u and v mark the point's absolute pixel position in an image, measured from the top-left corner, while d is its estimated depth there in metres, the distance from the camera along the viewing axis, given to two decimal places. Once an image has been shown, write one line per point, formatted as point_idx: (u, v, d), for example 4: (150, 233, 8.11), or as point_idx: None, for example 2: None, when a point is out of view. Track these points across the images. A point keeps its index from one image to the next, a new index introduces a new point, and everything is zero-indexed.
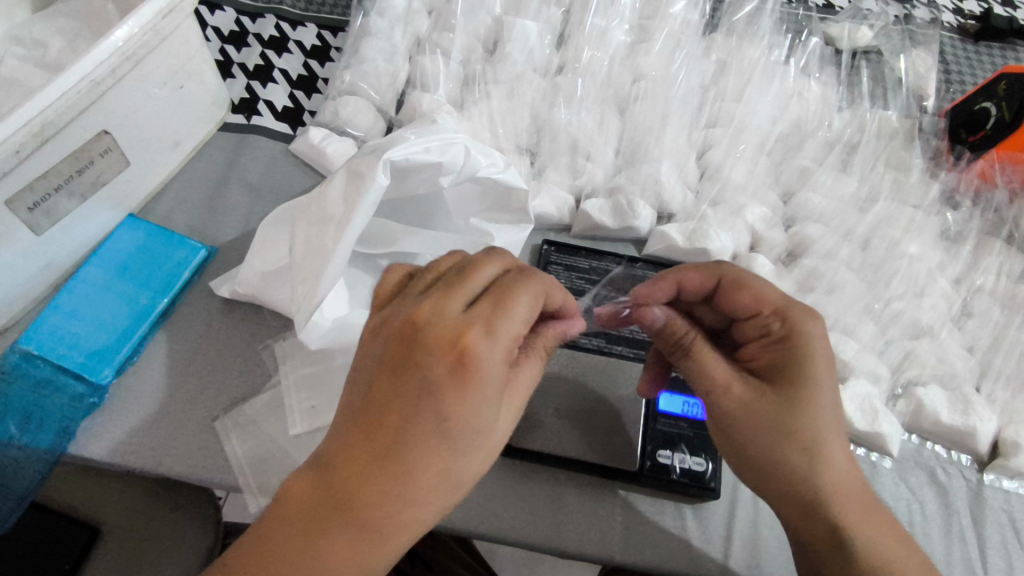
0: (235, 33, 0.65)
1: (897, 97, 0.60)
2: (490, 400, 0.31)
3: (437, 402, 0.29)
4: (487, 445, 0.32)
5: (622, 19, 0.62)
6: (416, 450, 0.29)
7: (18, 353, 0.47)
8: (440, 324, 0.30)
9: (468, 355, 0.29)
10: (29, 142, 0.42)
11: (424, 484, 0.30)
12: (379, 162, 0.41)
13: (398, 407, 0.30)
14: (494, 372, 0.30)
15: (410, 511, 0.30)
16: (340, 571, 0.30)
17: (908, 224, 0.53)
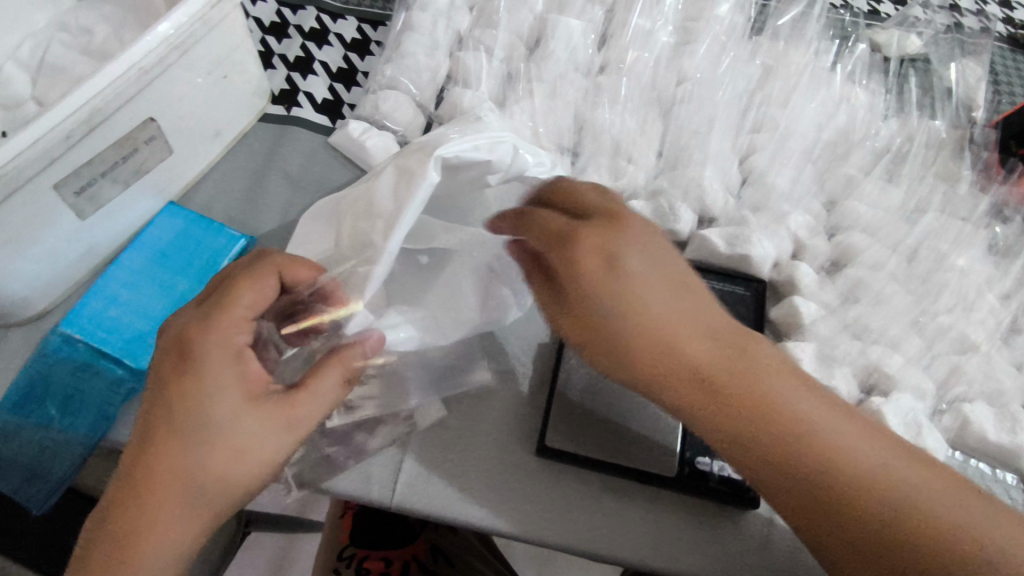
0: (276, 24, 0.65)
1: (945, 108, 0.59)
2: (229, 392, 0.36)
3: (200, 374, 0.35)
4: (233, 444, 0.35)
5: (667, 20, 0.61)
6: (170, 447, 0.34)
7: (59, 335, 0.47)
8: (187, 330, 0.37)
9: (198, 353, 0.36)
10: (78, 128, 0.42)
11: (174, 450, 0.34)
12: (431, 159, 0.41)
13: (175, 388, 0.35)
14: (213, 342, 0.36)
15: (181, 472, 0.34)
16: (134, 509, 0.33)
17: (956, 238, 0.52)
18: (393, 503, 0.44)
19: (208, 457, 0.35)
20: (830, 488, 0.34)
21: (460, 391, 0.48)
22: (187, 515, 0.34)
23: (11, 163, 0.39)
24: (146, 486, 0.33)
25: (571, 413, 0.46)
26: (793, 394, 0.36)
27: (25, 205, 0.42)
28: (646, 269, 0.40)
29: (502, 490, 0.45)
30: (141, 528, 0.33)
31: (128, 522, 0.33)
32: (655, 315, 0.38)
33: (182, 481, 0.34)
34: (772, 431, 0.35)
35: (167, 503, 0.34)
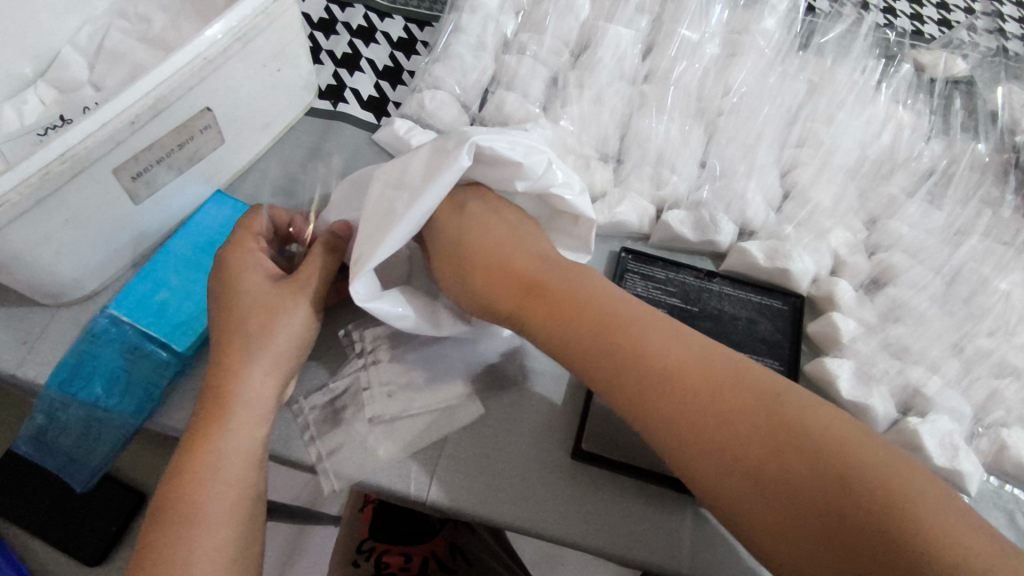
0: (325, 20, 0.66)
1: (989, 131, 0.59)
2: (252, 275, 0.44)
3: (233, 268, 0.44)
4: (262, 305, 0.43)
5: (713, 33, 0.61)
6: (225, 328, 0.42)
7: (107, 317, 0.48)
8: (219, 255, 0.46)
9: (226, 257, 0.45)
10: (144, 113, 0.43)
11: (233, 341, 0.41)
12: (465, 143, 0.42)
13: (221, 299, 0.43)
14: (238, 247, 0.45)
15: (238, 357, 0.41)
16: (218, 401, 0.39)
17: (998, 262, 0.52)
18: (429, 498, 0.44)
19: (252, 319, 0.42)
20: (720, 432, 0.34)
21: (499, 391, 0.49)
22: (258, 367, 0.41)
23: (81, 144, 0.41)
24: (217, 374, 0.40)
25: (610, 419, 0.47)
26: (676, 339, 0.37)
27: (87, 187, 0.43)
28: (497, 226, 0.43)
29: (536, 491, 0.45)
30: (230, 386, 0.40)
31: (219, 389, 0.40)
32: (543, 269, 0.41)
33: (242, 342, 0.41)
34: (659, 379, 0.36)
35: (241, 357, 0.41)
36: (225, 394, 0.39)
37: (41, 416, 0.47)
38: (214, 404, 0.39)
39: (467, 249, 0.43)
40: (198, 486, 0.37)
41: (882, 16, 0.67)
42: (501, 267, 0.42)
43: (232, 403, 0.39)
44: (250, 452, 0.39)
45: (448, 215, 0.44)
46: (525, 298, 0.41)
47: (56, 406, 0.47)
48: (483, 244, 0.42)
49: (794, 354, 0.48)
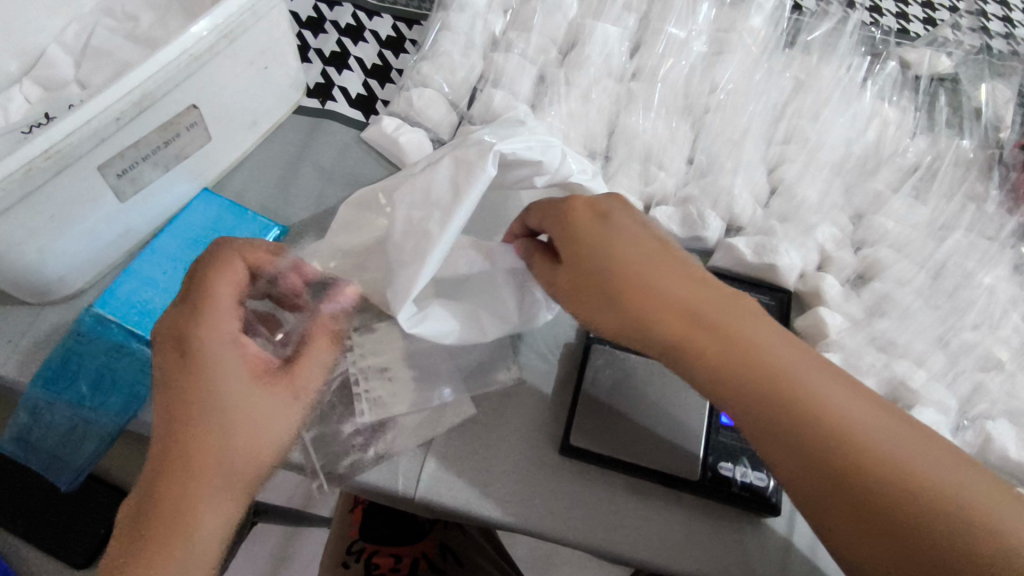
0: (313, 19, 0.66)
1: (974, 128, 0.59)
2: (236, 376, 0.39)
3: (209, 333, 0.38)
4: (251, 419, 0.39)
5: (700, 31, 0.61)
6: (202, 430, 0.37)
7: (93, 315, 0.48)
8: (178, 328, 0.38)
9: (198, 346, 0.38)
10: (129, 110, 0.43)
11: (212, 419, 0.38)
12: (490, 153, 0.42)
13: (190, 364, 0.38)
14: (218, 308, 0.39)
15: (222, 438, 0.38)
16: (193, 481, 0.36)
17: (982, 257, 0.53)
18: (417, 494, 0.45)
19: (238, 432, 0.38)
20: (858, 475, 0.33)
21: (488, 388, 0.49)
22: (226, 486, 0.38)
23: (65, 140, 0.41)
24: (197, 451, 0.37)
25: (598, 415, 0.47)
26: (818, 376, 0.36)
27: (71, 184, 0.43)
28: (629, 235, 0.41)
29: (525, 486, 0.45)
30: (193, 506, 0.36)
31: (180, 505, 0.36)
32: (676, 285, 0.39)
33: (221, 458, 0.38)
34: (796, 415, 0.34)
35: (220, 438, 0.38)
36: (201, 475, 0.37)
37: (26, 414, 0.47)
38: (172, 526, 0.36)
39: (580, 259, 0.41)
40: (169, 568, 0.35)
41: (868, 15, 0.67)
42: (626, 283, 0.39)
43: (190, 531, 0.36)
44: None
45: (584, 219, 0.41)
46: (645, 317, 0.39)
47: (41, 404, 0.47)
48: (602, 253, 0.40)
49: None
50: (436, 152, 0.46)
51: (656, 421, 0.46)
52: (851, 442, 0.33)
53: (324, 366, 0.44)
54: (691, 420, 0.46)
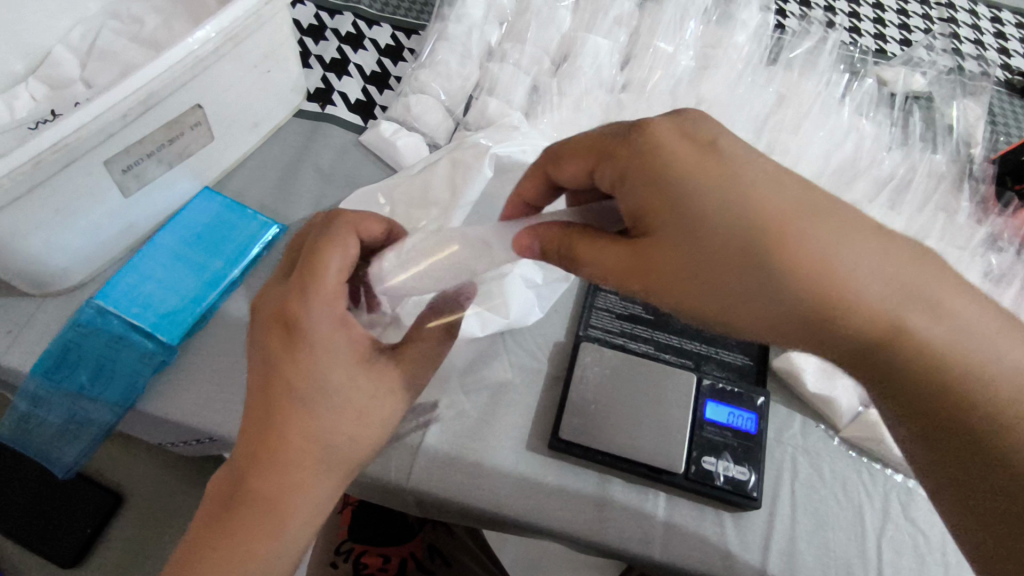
0: (314, 26, 0.67)
1: (946, 143, 0.63)
2: (341, 367, 0.37)
3: (304, 326, 0.36)
4: (351, 409, 0.37)
5: (687, 46, 0.64)
6: (301, 424, 0.36)
7: (93, 308, 0.49)
8: (285, 310, 0.37)
9: (312, 333, 0.36)
10: (137, 107, 0.44)
11: (306, 413, 0.36)
12: (486, 154, 0.47)
13: (287, 357, 0.36)
14: (311, 303, 0.37)
15: (317, 432, 0.36)
16: (285, 471, 0.35)
17: (954, 263, 0.55)
18: (409, 484, 0.46)
19: (338, 424, 0.37)
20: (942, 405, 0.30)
21: (479, 383, 0.50)
22: (325, 479, 0.37)
23: (74, 134, 0.42)
24: (290, 443, 0.36)
25: (586, 410, 0.48)
26: (923, 283, 0.30)
27: (77, 177, 0.44)
28: (749, 152, 0.33)
29: (516, 478, 0.47)
30: (289, 499, 0.36)
31: (275, 497, 0.35)
32: (768, 192, 0.32)
33: (318, 450, 0.36)
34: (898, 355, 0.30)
35: (315, 432, 0.36)
36: (290, 467, 0.36)
37: (25, 403, 0.48)
38: (268, 510, 0.35)
39: (645, 205, 0.33)
40: (258, 551, 0.35)
41: (847, 35, 0.70)
42: (696, 206, 0.32)
43: (285, 514, 0.36)
44: (282, 560, 0.36)
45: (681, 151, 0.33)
46: (729, 246, 0.31)
47: (40, 395, 0.47)
48: (667, 180, 0.33)
49: (762, 349, 0.53)
50: (434, 156, 0.50)
51: (643, 416, 0.48)
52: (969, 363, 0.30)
53: (424, 357, 0.42)
54: (676, 414, 0.48)
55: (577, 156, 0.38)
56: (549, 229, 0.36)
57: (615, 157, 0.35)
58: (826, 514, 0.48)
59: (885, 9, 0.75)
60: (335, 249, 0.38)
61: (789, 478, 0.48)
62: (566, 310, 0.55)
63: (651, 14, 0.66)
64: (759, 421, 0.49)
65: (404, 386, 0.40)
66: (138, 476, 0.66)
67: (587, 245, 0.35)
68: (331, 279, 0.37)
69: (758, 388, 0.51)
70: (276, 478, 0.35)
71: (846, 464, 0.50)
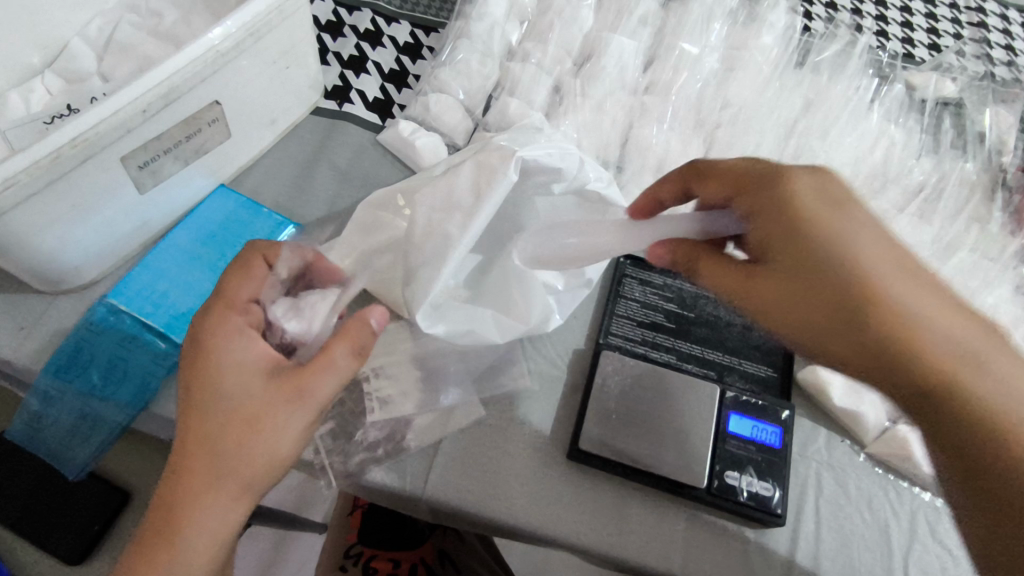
0: (332, 23, 0.67)
1: (977, 152, 0.61)
2: (234, 373, 0.38)
3: (199, 339, 0.38)
4: (240, 416, 0.37)
5: (712, 48, 0.63)
6: (195, 427, 0.37)
7: (105, 306, 0.48)
8: (194, 329, 0.39)
9: (206, 338, 0.38)
10: (156, 102, 0.44)
11: (204, 424, 0.37)
12: (512, 158, 0.43)
13: (189, 372, 0.38)
14: (211, 320, 0.39)
15: (212, 445, 0.36)
16: (185, 483, 0.36)
17: (985, 277, 0.54)
18: (425, 493, 0.45)
19: (227, 435, 0.37)
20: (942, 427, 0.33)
21: (497, 391, 0.49)
22: (220, 492, 0.36)
23: (92, 129, 0.41)
24: (187, 455, 0.36)
25: (607, 420, 0.47)
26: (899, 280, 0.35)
27: (94, 173, 0.43)
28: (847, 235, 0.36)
29: (534, 489, 0.46)
30: (182, 510, 0.36)
31: (173, 503, 0.36)
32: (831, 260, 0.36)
33: (214, 455, 0.36)
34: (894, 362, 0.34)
35: (209, 444, 0.36)
36: (187, 480, 0.36)
37: (36, 402, 0.47)
38: (165, 522, 0.36)
39: (765, 234, 0.38)
40: (158, 564, 0.35)
41: (875, 39, 0.69)
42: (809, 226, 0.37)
43: (181, 528, 0.35)
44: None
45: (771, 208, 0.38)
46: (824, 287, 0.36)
47: (51, 395, 0.47)
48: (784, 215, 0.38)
49: (787, 361, 0.51)
50: (456, 157, 0.48)
51: (665, 427, 0.47)
52: (938, 370, 0.33)
53: (335, 376, 0.39)
54: (699, 426, 0.47)
55: (717, 180, 0.42)
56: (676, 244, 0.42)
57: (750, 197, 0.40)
58: (851, 532, 0.46)
59: (914, 12, 0.73)
60: (241, 274, 0.42)
61: (814, 494, 0.47)
62: (586, 317, 0.54)
63: (676, 14, 0.64)
64: (784, 436, 0.47)
65: (310, 402, 0.38)
66: (145, 473, 0.65)
67: (710, 264, 0.41)
68: (235, 300, 0.41)
69: (782, 400, 0.49)
70: (178, 491, 0.36)
71: (872, 481, 0.48)
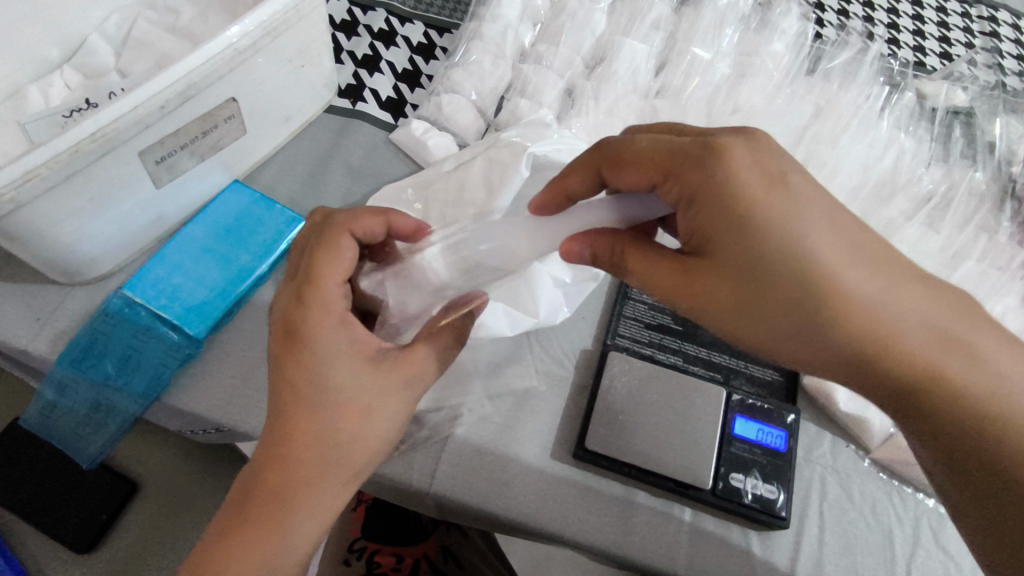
0: (347, 22, 0.67)
1: (986, 161, 0.61)
2: (344, 365, 0.37)
3: (306, 335, 0.36)
4: (355, 406, 0.37)
5: (724, 53, 0.63)
6: (304, 423, 0.36)
7: (121, 298, 0.49)
8: (287, 315, 0.37)
9: (308, 332, 0.36)
10: (174, 98, 0.44)
11: (315, 419, 0.36)
12: (524, 154, 0.45)
13: (293, 366, 0.36)
14: (316, 315, 0.37)
15: (328, 435, 0.36)
16: (300, 472, 0.36)
17: (993, 286, 0.54)
18: (431, 488, 0.45)
19: (346, 424, 0.37)
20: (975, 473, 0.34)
21: (504, 389, 0.49)
22: (331, 482, 0.37)
23: (113, 124, 0.42)
24: (299, 447, 0.36)
25: (613, 420, 0.47)
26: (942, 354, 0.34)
27: (112, 167, 0.44)
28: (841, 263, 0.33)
29: (539, 486, 0.46)
30: (296, 497, 0.36)
31: (283, 493, 0.35)
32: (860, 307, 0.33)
33: (327, 448, 0.36)
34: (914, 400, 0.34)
35: (324, 435, 0.36)
36: (300, 469, 0.36)
37: (52, 391, 0.48)
38: (277, 509, 0.35)
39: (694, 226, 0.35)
40: (270, 550, 0.35)
41: (887, 47, 0.69)
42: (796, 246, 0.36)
43: (297, 513, 0.36)
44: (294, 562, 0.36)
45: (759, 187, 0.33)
46: (784, 287, 0.33)
47: (66, 383, 0.48)
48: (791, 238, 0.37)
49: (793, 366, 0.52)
50: (466, 154, 0.48)
51: (671, 426, 0.47)
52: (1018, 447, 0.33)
53: (432, 360, 0.41)
54: (705, 427, 0.47)
55: (641, 159, 0.36)
56: (598, 239, 0.37)
57: (688, 180, 0.34)
58: (855, 537, 0.47)
59: (926, 20, 0.73)
60: (332, 252, 0.39)
61: (817, 498, 0.47)
62: (593, 316, 0.54)
63: (688, 19, 0.65)
64: (789, 439, 0.48)
65: (411, 386, 0.39)
66: (152, 464, 0.66)
67: (639, 260, 0.37)
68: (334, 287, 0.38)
69: (787, 404, 0.50)
70: (288, 479, 0.36)
71: (876, 487, 0.49)
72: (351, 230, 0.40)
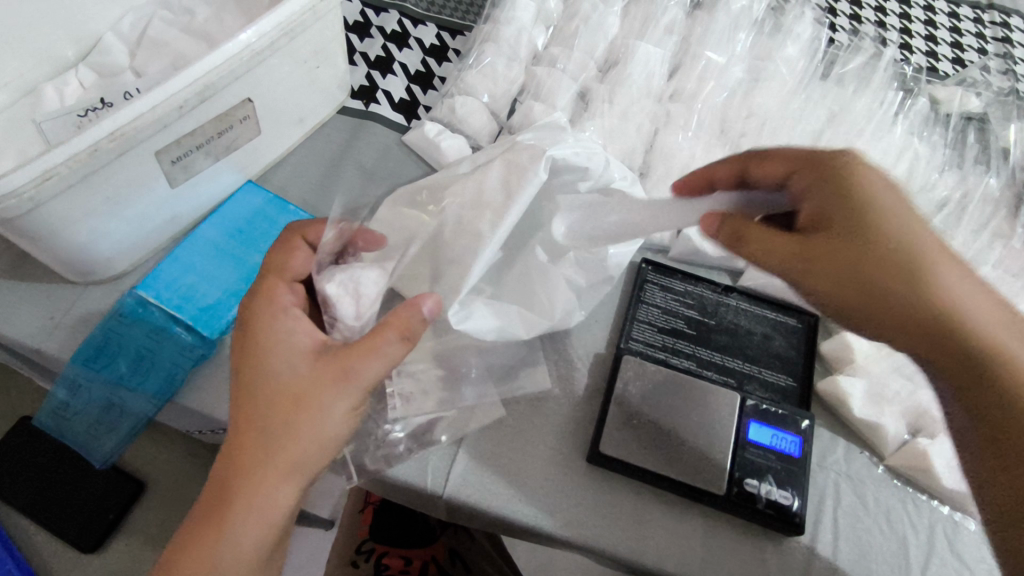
0: (360, 23, 0.67)
1: (1001, 167, 0.61)
2: (282, 353, 0.38)
3: (252, 327, 0.40)
4: (288, 394, 0.37)
5: (738, 57, 0.63)
6: (244, 411, 0.37)
7: (134, 298, 0.49)
8: (241, 313, 0.41)
9: (251, 319, 0.40)
10: (193, 98, 0.44)
11: (252, 408, 0.37)
12: (542, 157, 0.44)
13: (240, 357, 0.39)
14: (263, 306, 0.40)
15: (263, 426, 0.37)
16: (238, 467, 0.36)
17: (1007, 293, 0.54)
18: (445, 491, 0.45)
19: (277, 413, 0.37)
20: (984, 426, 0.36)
21: (517, 392, 0.49)
22: (268, 477, 0.36)
23: (131, 123, 0.42)
24: (238, 439, 0.37)
25: (627, 423, 0.47)
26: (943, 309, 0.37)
27: (129, 166, 0.44)
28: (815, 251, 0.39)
29: (552, 489, 0.46)
30: (235, 493, 0.36)
31: (225, 490, 0.36)
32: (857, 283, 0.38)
33: (262, 441, 0.37)
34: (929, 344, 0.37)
35: (260, 426, 0.37)
36: (241, 463, 0.36)
37: (64, 391, 0.48)
38: (217, 504, 0.36)
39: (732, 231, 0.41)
40: (209, 546, 0.36)
41: (900, 52, 0.69)
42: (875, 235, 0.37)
43: (237, 507, 0.36)
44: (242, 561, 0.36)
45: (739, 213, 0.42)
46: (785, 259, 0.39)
47: (78, 382, 0.48)
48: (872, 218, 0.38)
49: (807, 371, 0.52)
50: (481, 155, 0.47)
51: (685, 431, 0.46)
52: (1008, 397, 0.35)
53: (383, 349, 0.38)
54: (719, 432, 0.47)
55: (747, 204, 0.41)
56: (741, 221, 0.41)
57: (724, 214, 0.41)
58: (869, 544, 0.46)
59: (939, 26, 0.73)
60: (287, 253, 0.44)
61: (831, 504, 0.47)
62: (606, 320, 0.54)
63: (702, 23, 0.65)
64: (804, 445, 0.47)
65: (358, 377, 0.38)
66: (159, 464, 0.66)
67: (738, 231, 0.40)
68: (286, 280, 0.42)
69: (802, 410, 0.49)
70: (230, 473, 0.36)
71: (890, 494, 0.49)
72: (306, 233, 0.45)
